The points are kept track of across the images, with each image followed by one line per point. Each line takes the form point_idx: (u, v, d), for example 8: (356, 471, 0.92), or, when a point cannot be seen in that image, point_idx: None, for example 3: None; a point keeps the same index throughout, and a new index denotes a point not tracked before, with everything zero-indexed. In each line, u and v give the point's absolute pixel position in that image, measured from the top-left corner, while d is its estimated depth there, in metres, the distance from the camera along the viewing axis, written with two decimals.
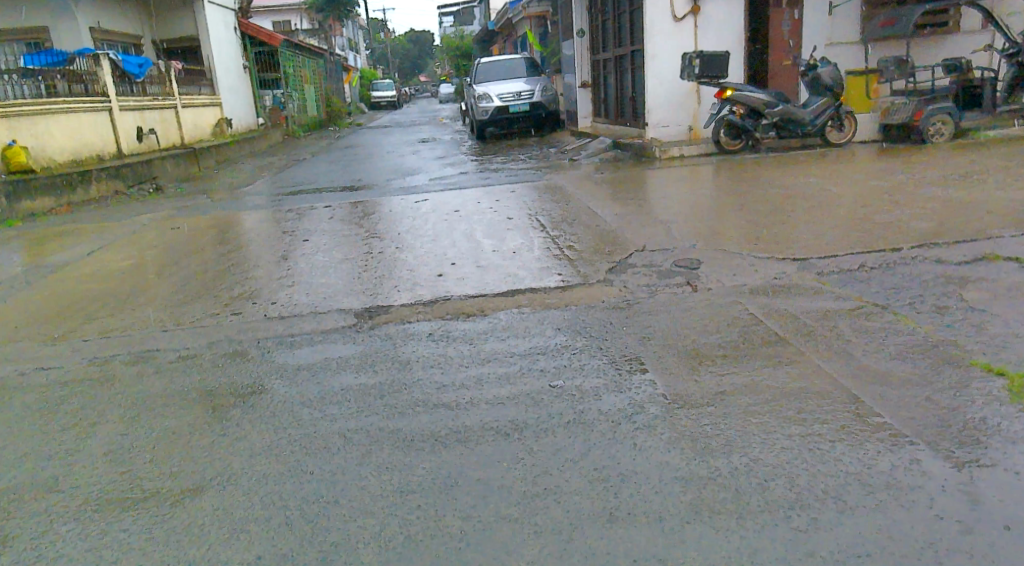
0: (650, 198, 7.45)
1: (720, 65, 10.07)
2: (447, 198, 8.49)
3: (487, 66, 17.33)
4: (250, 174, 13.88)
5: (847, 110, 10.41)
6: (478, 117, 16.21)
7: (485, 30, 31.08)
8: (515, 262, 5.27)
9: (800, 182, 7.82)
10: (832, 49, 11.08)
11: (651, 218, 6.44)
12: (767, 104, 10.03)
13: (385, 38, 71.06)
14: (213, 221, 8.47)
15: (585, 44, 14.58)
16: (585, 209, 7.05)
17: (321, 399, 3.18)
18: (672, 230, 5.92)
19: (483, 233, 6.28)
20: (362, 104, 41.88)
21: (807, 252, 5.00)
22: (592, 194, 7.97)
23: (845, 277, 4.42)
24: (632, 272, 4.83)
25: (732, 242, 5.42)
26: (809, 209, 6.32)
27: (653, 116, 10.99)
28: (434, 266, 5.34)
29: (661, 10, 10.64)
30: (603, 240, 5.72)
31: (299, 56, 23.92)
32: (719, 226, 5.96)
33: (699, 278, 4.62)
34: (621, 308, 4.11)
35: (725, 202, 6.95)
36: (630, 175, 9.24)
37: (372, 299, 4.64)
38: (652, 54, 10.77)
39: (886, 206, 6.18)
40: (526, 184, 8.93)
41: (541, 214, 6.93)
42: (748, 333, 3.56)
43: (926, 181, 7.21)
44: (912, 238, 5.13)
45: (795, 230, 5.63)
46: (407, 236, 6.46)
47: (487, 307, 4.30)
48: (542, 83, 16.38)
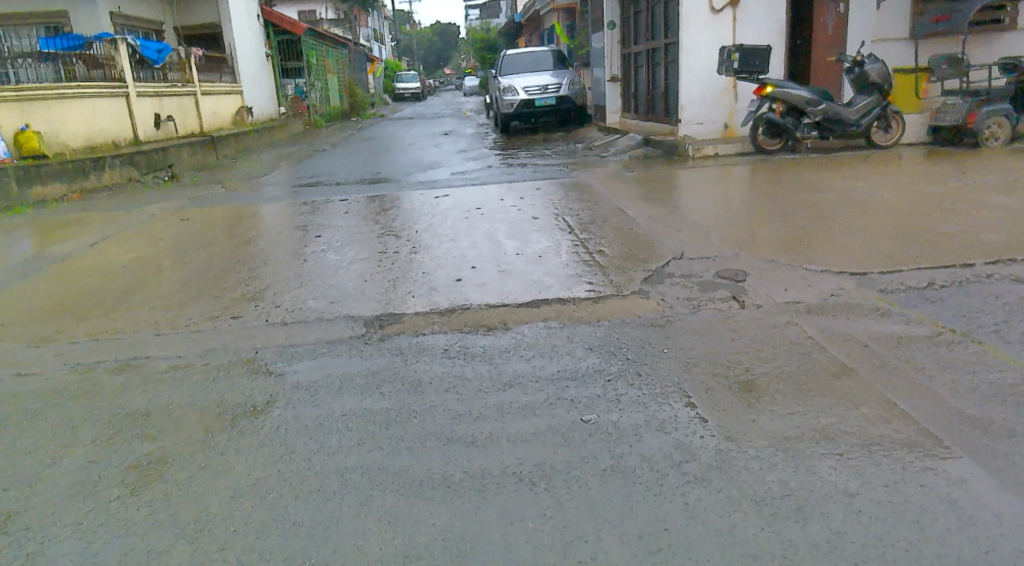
0: (685, 199, 6.98)
1: (760, 60, 9.54)
2: (469, 194, 8.05)
3: (513, 58, 16.90)
4: (269, 163, 13.56)
5: (894, 110, 9.88)
6: (503, 110, 15.79)
7: (511, 22, 30.62)
8: (540, 267, 4.83)
9: (846, 186, 7.32)
10: (879, 45, 10.53)
11: (688, 221, 5.98)
12: (809, 102, 9.51)
13: (411, 30, 70.76)
14: (224, 212, 8.10)
15: (615, 37, 14.08)
16: (615, 210, 6.59)
17: (317, 426, 2.77)
18: (712, 235, 5.46)
19: (505, 234, 5.84)
20: (386, 96, 41.59)
21: (866, 267, 4.53)
22: (623, 194, 7.50)
23: (911, 297, 3.97)
24: (671, 284, 4.39)
25: (779, 252, 4.95)
26: (861, 216, 5.84)
27: (687, 112, 10.50)
28: (452, 269, 4.92)
29: (698, 2, 10.13)
30: (636, 245, 5.26)
31: (322, 46, 23.61)
32: (764, 232, 5.50)
33: (745, 292, 4.18)
34: (660, 326, 3.66)
35: (768, 205, 6.48)
36: (663, 174, 8.76)
37: (382, 306, 4.22)
38: (687, 47, 10.28)
39: (945, 215, 5.71)
40: (551, 181, 8.49)
41: (568, 215, 6.47)
42: (809, 359, 3.12)
43: (984, 189, 6.71)
44: (980, 252, 4.67)
45: (849, 239, 5.16)
46: (424, 235, 6.04)
47: (509, 319, 3.87)
48: (570, 76, 15.91)
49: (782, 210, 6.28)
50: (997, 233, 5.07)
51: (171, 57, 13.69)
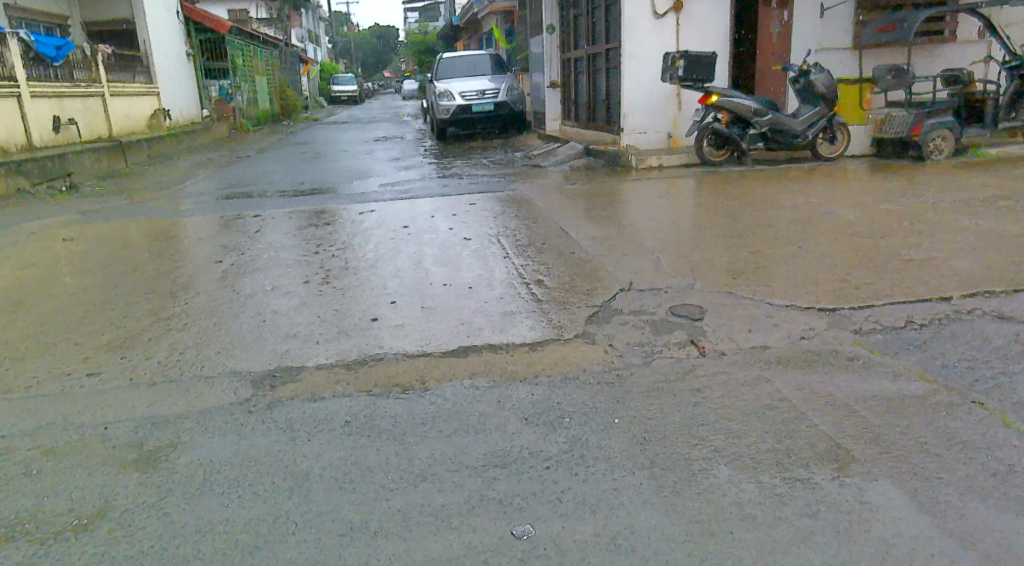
0: (631, 217, 6.44)
1: (706, 67, 9.11)
2: (398, 210, 7.34)
3: (449, 61, 16.22)
4: (185, 171, 12.55)
5: (840, 121, 9.58)
6: (439, 116, 15.11)
7: (450, 26, 29.92)
8: (470, 303, 4.20)
9: (798, 202, 6.91)
10: (824, 54, 10.30)
11: (635, 244, 5.43)
12: (755, 112, 9.12)
13: (348, 33, 69.33)
14: (119, 229, 7.18)
15: (555, 41, 13.56)
16: (557, 230, 6.00)
17: (161, 552, 2.09)
18: (663, 262, 4.92)
19: (433, 260, 5.18)
20: (321, 99, 40.28)
21: (835, 301, 4.05)
22: (563, 211, 6.91)
23: (891, 340, 3.50)
24: (620, 324, 3.81)
25: (736, 282, 4.43)
26: (820, 238, 5.41)
27: (630, 121, 10.01)
28: (367, 306, 4.24)
29: (640, 6, 9.67)
30: (580, 275, 4.67)
31: (250, 46, 22.47)
32: (718, 258, 4.98)
33: (704, 334, 3.64)
34: (609, 382, 3.06)
35: (720, 224, 5.99)
36: (607, 188, 8.25)
37: (278, 356, 3.52)
38: (629, 53, 9.80)
39: (908, 237, 5.33)
40: (487, 195, 7.87)
41: (505, 236, 5.85)
42: (788, 430, 2.58)
43: (941, 207, 6.40)
44: (954, 284, 4.26)
45: (811, 267, 4.68)
46: (342, 260, 5.33)
47: (429, 376, 3.21)
48: (508, 81, 15.33)
49: (735, 229, 5.81)
50: (967, 261, 4.69)
51: (75, 55, 12.57)
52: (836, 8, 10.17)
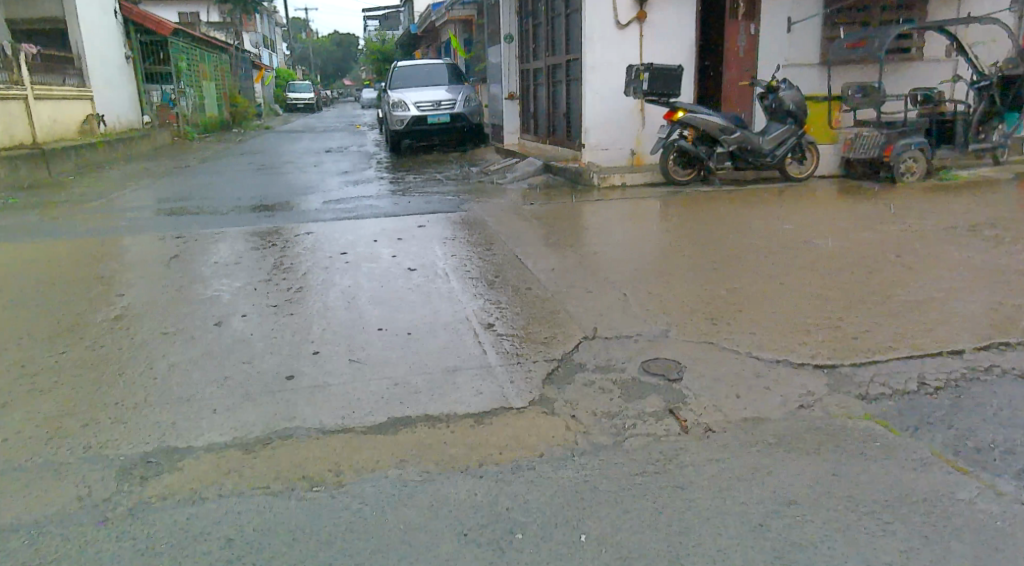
0: (594, 244, 5.85)
1: (672, 82, 8.62)
2: (339, 232, 6.65)
3: (404, 70, 15.55)
4: (114, 182, 11.62)
5: (809, 140, 9.19)
6: (392, 126, 14.42)
7: (408, 35, 29.28)
8: (408, 356, 3.53)
9: (772, 228, 6.44)
10: (790, 70, 9.98)
11: (599, 277, 4.85)
12: (723, 129, 8.64)
13: (306, 40, 68.11)
14: (19, 250, 6.33)
15: (514, 51, 13.01)
16: (513, 260, 5.39)
17: None
18: (631, 301, 4.33)
19: (369, 297, 4.51)
20: (275, 106, 39.22)
21: (831, 355, 3.51)
22: (520, 235, 6.31)
23: (905, 410, 2.96)
24: (585, 386, 3.20)
25: (716, 329, 3.86)
26: (803, 273, 4.90)
27: (591, 137, 9.48)
28: (282, 357, 3.53)
29: (602, 16, 9.15)
30: (537, 318, 4.05)
31: (196, 49, 21.46)
32: (694, 298, 4.40)
33: (685, 401, 3.05)
34: (574, 475, 2.44)
35: (692, 255, 5.44)
36: (568, 209, 7.69)
37: (158, 430, 2.79)
38: (591, 65, 9.27)
39: (897, 273, 4.86)
40: (438, 216, 7.24)
41: (453, 267, 5.21)
42: (807, 559, 2.01)
43: (924, 237, 5.98)
44: (960, 334, 3.76)
45: (797, 311, 4.14)
46: (266, 295, 4.63)
47: (346, 462, 2.54)
48: (465, 92, 14.73)
49: (709, 260, 5.28)
50: (967, 302, 4.21)
51: None
52: (803, 22, 9.85)
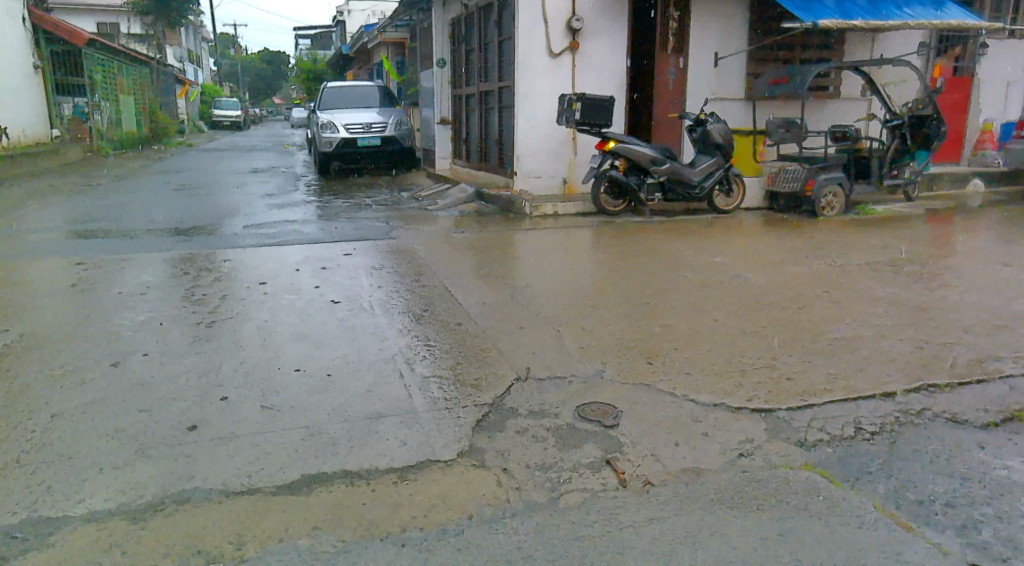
0: (526, 276, 5.70)
1: (604, 112, 8.61)
2: (259, 260, 6.32)
3: (334, 91, 15.22)
4: (16, 199, 10.87)
5: (736, 173, 9.34)
6: (320, 148, 14.05)
7: (339, 56, 28.88)
8: (326, 402, 3.28)
9: (703, 261, 6.43)
10: (718, 104, 10.16)
11: (532, 312, 4.69)
12: (653, 160, 8.69)
13: (234, 56, 66.60)
14: None
15: (446, 75, 12.88)
16: (442, 292, 5.18)
17: None
18: (564, 339, 4.18)
19: (286, 333, 4.22)
20: (200, 123, 38.01)
21: (767, 397, 3.43)
22: (450, 265, 6.12)
23: (844, 458, 2.87)
24: (516, 435, 3.02)
25: (651, 370, 3.74)
26: (736, 309, 4.86)
27: (524, 164, 9.39)
28: (185, 405, 3.23)
29: (535, 44, 9.11)
30: (467, 357, 3.85)
31: (114, 62, 20.58)
32: (628, 335, 4.28)
33: (621, 451, 2.90)
34: (506, 544, 2.24)
35: (625, 288, 5.35)
36: (499, 238, 7.54)
37: (32, 495, 2.46)
38: (523, 92, 9.21)
39: (826, 310, 4.86)
40: (365, 244, 6.98)
41: (379, 299, 4.98)
42: None
43: (850, 271, 6.06)
44: (891, 374, 3.74)
45: (731, 349, 4.06)
46: (174, 331, 4.29)
47: (252, 531, 2.27)
48: (396, 115, 14.51)
49: (642, 294, 5.20)
50: (894, 341, 4.22)
51: None
52: (729, 57, 10.06)
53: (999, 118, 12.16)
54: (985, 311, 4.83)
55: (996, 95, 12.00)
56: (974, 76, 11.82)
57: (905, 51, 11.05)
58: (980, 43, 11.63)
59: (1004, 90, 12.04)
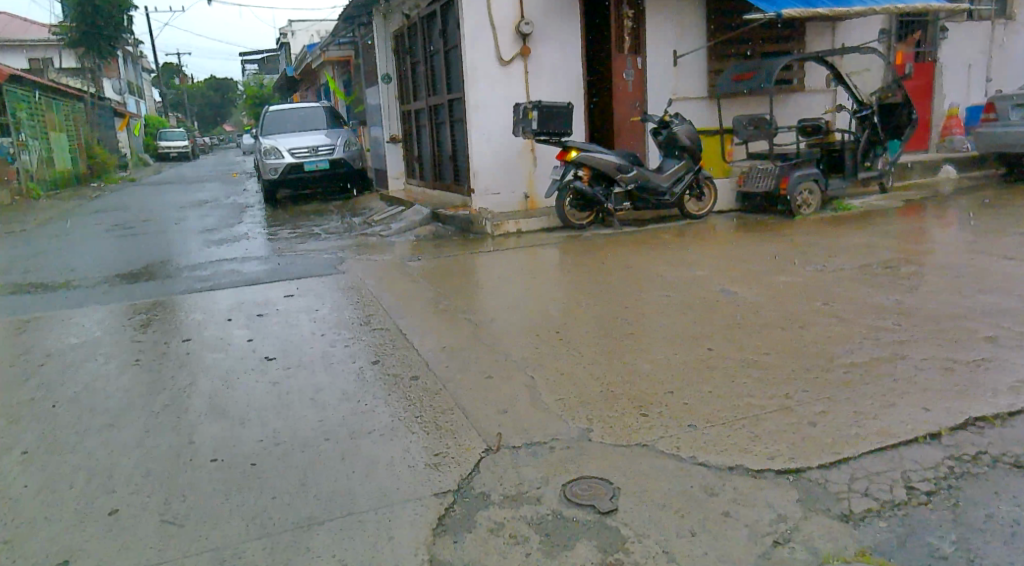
0: (489, 309, 5.08)
1: (563, 119, 8.03)
2: (187, 309, 5.62)
3: (277, 114, 14.46)
4: None
5: (706, 175, 8.83)
6: (265, 176, 13.26)
7: (285, 79, 28.03)
8: (246, 514, 2.64)
9: (683, 274, 5.87)
10: (681, 104, 9.65)
11: (499, 356, 4.07)
12: (618, 168, 8.13)
13: (180, 86, 65.08)
14: None
15: (392, 91, 12.22)
16: (395, 336, 4.53)
17: None
18: (539, 390, 3.56)
19: (205, 409, 3.56)
20: (146, 156, 36.71)
21: (792, 451, 2.82)
22: (403, 300, 5.46)
23: (903, 540, 2.29)
24: (490, 540, 2.41)
25: (644, 425, 3.13)
26: (730, 333, 4.27)
27: (480, 180, 8.75)
28: (63, 540, 2.58)
29: (483, 52, 8.50)
30: (422, 426, 3.22)
31: (41, 98, 19.53)
32: (613, 377, 3.68)
33: (628, 552, 2.31)
34: None
35: (602, 316, 4.75)
36: (457, 263, 6.92)
37: None
38: (475, 104, 8.57)
39: (829, 326, 4.29)
40: (309, 281, 6.30)
41: (320, 352, 4.32)
42: None
43: (844, 277, 5.52)
44: (929, 405, 3.14)
45: (734, 388, 3.46)
46: (73, 416, 3.62)
47: None
48: (345, 135, 13.79)
49: (623, 322, 4.61)
50: (915, 360, 3.65)
51: None
52: (689, 55, 9.57)
53: (963, 103, 11.91)
54: (1008, 317, 4.29)
55: (958, 79, 11.75)
56: (935, 62, 11.55)
57: (866, 39, 10.69)
58: (940, 27, 11.39)
59: (965, 74, 11.79)
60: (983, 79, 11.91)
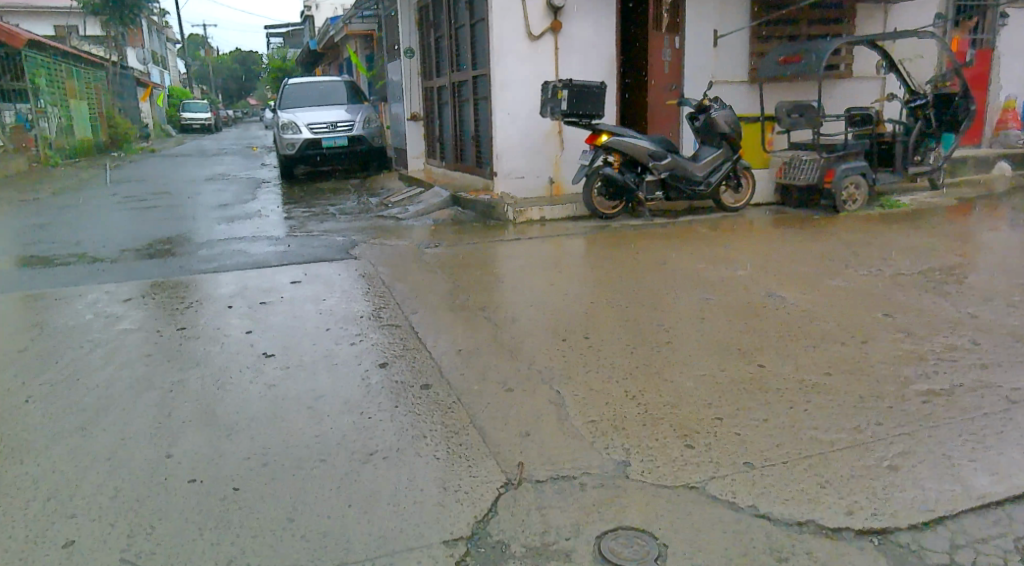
0: (512, 306, 4.64)
1: (593, 100, 7.51)
2: (186, 292, 5.21)
3: (296, 88, 14.03)
4: None
5: (744, 164, 8.28)
6: (282, 151, 12.85)
7: (308, 53, 27.59)
8: (221, 556, 2.23)
9: (723, 274, 5.39)
10: (719, 88, 9.10)
11: (521, 365, 3.63)
12: (652, 155, 7.61)
13: (205, 58, 64.85)
14: None
15: (415, 66, 11.72)
16: (407, 336, 4.10)
17: None
18: (569, 410, 3.11)
19: (189, 413, 3.14)
20: (168, 127, 36.49)
21: (873, 504, 2.36)
22: (418, 293, 5.02)
23: None
24: None
25: (691, 460, 2.67)
26: (781, 348, 3.80)
27: (504, 163, 8.26)
28: None
29: (512, 26, 7.99)
30: (432, 448, 2.79)
31: (61, 65, 19.19)
32: (653, 397, 3.22)
33: None
34: None
35: (636, 320, 4.29)
36: (478, 252, 6.47)
37: None
38: (500, 81, 8.07)
39: (895, 343, 3.81)
40: (319, 266, 5.88)
41: (323, 351, 3.89)
42: None
43: (903, 283, 5.02)
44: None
45: (794, 418, 2.99)
46: (42, 413, 3.21)
47: None
48: (365, 111, 13.34)
49: (661, 327, 4.15)
50: (1004, 393, 3.18)
51: None
52: (730, 36, 8.99)
53: (1020, 95, 11.24)
54: None
55: (1015, 70, 11.09)
56: (991, 51, 10.89)
57: (920, 24, 10.03)
58: (999, 14, 10.73)
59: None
60: None
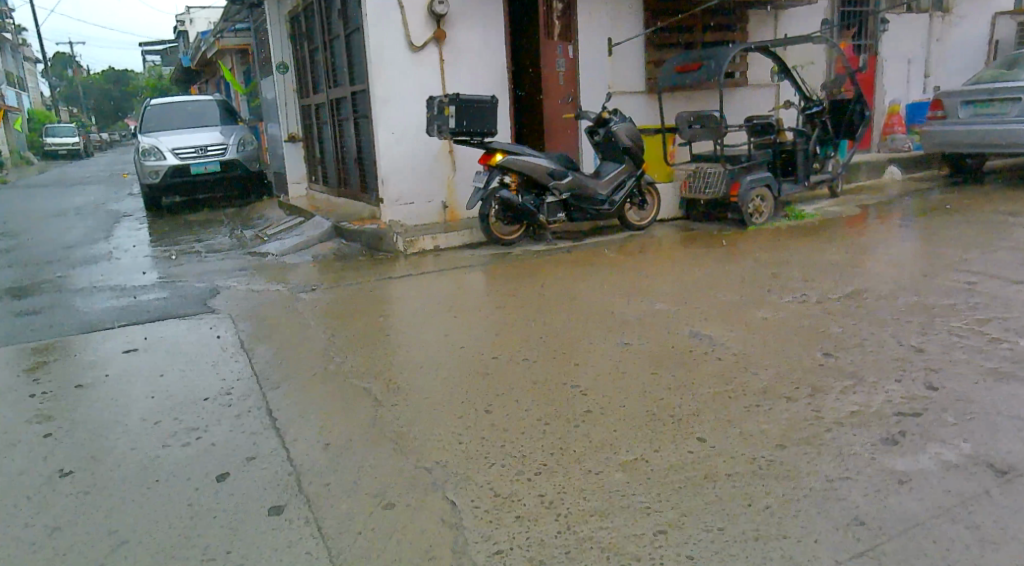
0: (399, 370, 3.84)
1: (484, 116, 6.80)
2: None
3: (160, 109, 12.70)
4: None
5: (648, 180, 7.77)
6: (145, 180, 11.51)
7: (180, 71, 25.80)
8: None
9: (640, 309, 4.77)
10: (616, 100, 8.60)
11: (407, 464, 2.83)
12: (551, 173, 6.98)
13: (72, 78, 60.51)
14: None
15: (290, 83, 10.72)
16: (262, 428, 3.23)
17: None
18: (468, 538, 2.35)
19: None
20: (28, 154, 33.41)
21: None
22: (284, 358, 4.14)
23: None
24: None
25: None
26: (722, 410, 3.16)
27: (390, 188, 7.42)
28: None
29: (390, 37, 7.19)
30: None
31: None
32: (575, 504, 2.51)
33: None
34: None
35: (545, 382, 3.58)
36: (362, 294, 5.63)
37: None
38: (381, 97, 7.24)
39: (848, 393, 3.24)
40: (165, 326, 4.89)
41: (146, 463, 2.98)
42: None
43: (833, 311, 4.53)
44: None
45: (756, 526, 2.34)
46: None
47: None
48: (239, 133, 12.17)
49: (577, 391, 3.45)
50: (993, 461, 2.64)
51: None
52: (624, 44, 8.53)
53: (905, 99, 11.36)
54: None
55: (899, 75, 11.17)
56: (876, 56, 10.93)
57: (809, 30, 9.91)
58: (881, 19, 10.78)
59: (906, 69, 11.23)
60: (923, 75, 11.40)
